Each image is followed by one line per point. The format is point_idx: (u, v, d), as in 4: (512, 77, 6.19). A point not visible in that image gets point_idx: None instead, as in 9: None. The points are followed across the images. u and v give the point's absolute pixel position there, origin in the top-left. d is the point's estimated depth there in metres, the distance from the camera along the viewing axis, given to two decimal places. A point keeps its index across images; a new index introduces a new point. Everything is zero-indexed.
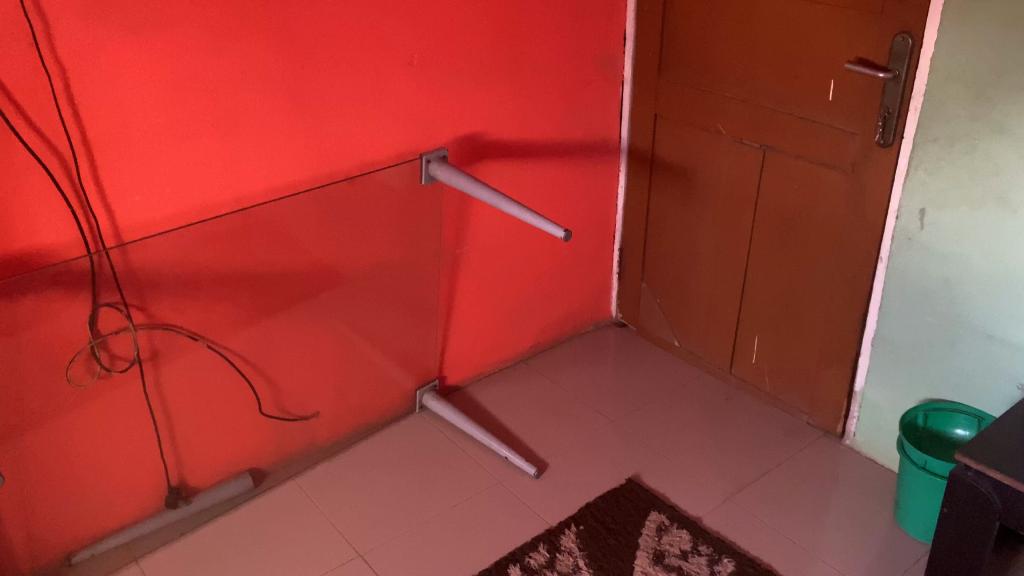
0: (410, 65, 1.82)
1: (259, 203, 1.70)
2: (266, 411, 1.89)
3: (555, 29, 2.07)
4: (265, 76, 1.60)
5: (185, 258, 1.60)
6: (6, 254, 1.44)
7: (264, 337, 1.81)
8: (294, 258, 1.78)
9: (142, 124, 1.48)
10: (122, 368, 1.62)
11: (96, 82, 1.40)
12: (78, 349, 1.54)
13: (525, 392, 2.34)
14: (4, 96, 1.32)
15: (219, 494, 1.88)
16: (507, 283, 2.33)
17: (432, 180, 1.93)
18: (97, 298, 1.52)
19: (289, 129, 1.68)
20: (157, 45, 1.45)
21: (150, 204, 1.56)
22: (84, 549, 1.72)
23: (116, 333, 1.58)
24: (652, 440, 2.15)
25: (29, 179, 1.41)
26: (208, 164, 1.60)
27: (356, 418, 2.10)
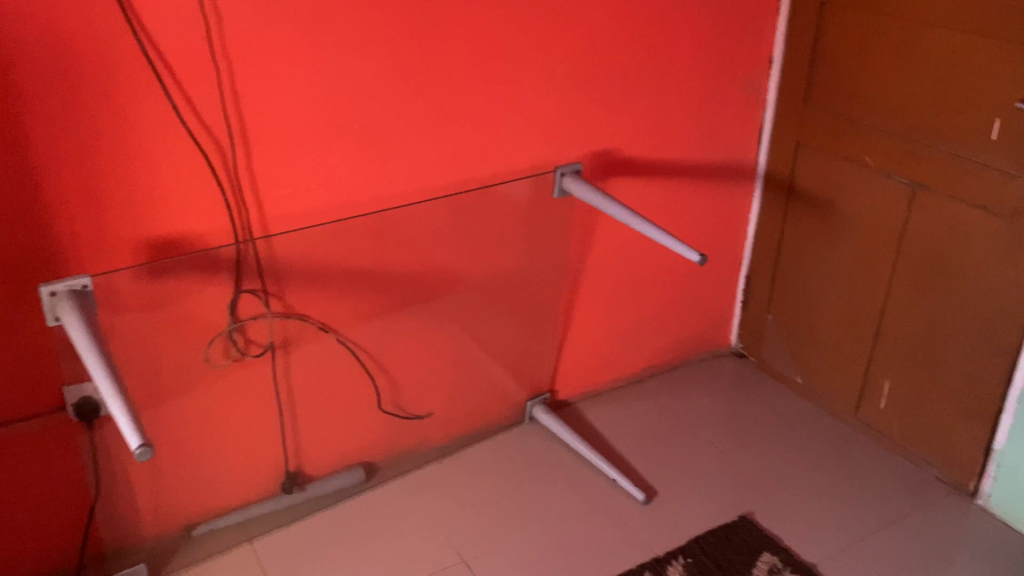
0: (553, 78, 1.82)
1: (397, 204, 1.74)
2: (383, 407, 1.93)
3: (702, 49, 2.03)
4: (414, 81, 1.63)
5: (323, 252, 1.66)
6: (164, 237, 1.51)
7: (387, 335, 1.85)
8: (423, 260, 1.81)
9: (296, 122, 1.54)
10: (255, 353, 1.69)
11: (259, 80, 1.47)
12: (217, 331, 1.61)
13: (637, 414, 2.30)
14: (177, 88, 1.40)
15: (332, 483, 1.93)
16: (629, 302, 2.30)
17: (564, 193, 1.93)
18: (240, 285, 1.59)
19: (431, 135, 1.71)
20: (317, 47, 1.50)
21: (297, 197, 1.62)
22: (203, 523, 1.79)
23: (253, 319, 1.65)
24: (766, 478, 2.07)
25: (191, 167, 1.48)
26: (353, 164, 1.65)
27: (467, 423, 2.12)
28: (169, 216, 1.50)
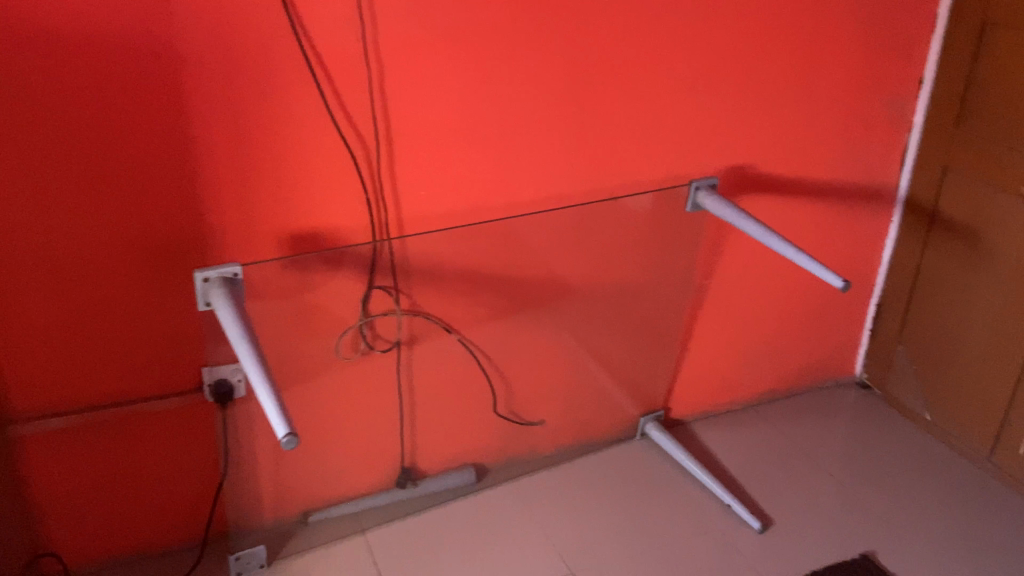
0: (694, 91, 1.79)
1: (529, 211, 1.74)
2: (498, 411, 1.94)
3: (850, 66, 1.95)
4: (556, 88, 1.63)
5: (454, 254, 1.68)
6: (306, 230, 1.56)
7: (508, 339, 1.86)
8: (548, 266, 1.81)
9: (439, 124, 1.56)
10: (382, 349, 1.72)
11: (407, 82, 1.49)
12: (348, 325, 1.65)
13: (753, 439, 2.24)
14: (330, 87, 1.44)
15: (445, 482, 1.94)
16: (753, 323, 2.23)
17: (696, 207, 1.89)
18: (373, 281, 1.62)
19: (568, 143, 1.71)
20: (465, 51, 1.51)
21: (433, 199, 1.64)
22: (318, 510, 1.82)
23: (382, 315, 1.68)
24: (890, 517, 1.98)
25: (336, 164, 1.52)
26: (490, 169, 1.66)
27: (578, 433, 2.10)
28: (312, 211, 1.54)
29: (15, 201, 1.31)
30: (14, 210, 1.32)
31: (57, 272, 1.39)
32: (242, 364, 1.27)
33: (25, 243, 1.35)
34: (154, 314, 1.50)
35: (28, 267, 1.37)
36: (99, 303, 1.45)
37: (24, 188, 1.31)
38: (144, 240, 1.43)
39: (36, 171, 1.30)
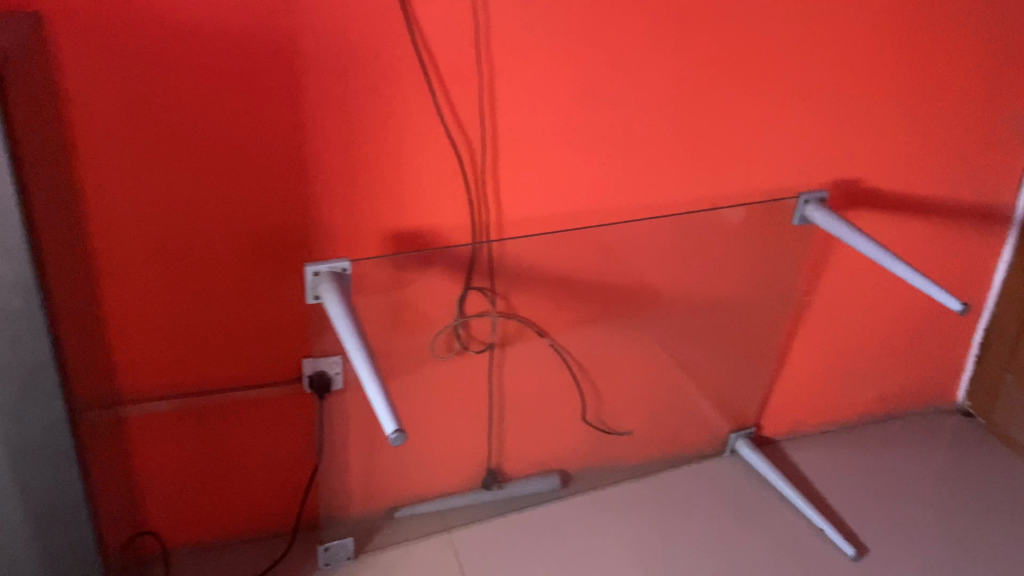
0: (805, 102, 1.74)
1: (629, 218, 1.72)
2: (587, 418, 1.93)
3: (971, 80, 1.87)
4: (665, 96, 1.61)
5: (553, 259, 1.67)
6: (409, 228, 1.57)
7: (600, 345, 1.85)
8: (646, 275, 1.79)
9: (545, 129, 1.55)
10: (476, 349, 1.73)
11: (516, 85, 1.49)
12: (445, 325, 1.66)
13: (847, 461, 2.17)
14: (441, 89, 1.45)
15: (530, 486, 1.94)
16: (852, 343, 2.16)
17: (803, 221, 1.84)
18: (470, 281, 1.63)
19: (673, 152, 1.68)
20: (576, 56, 1.50)
21: (535, 202, 1.64)
22: (405, 506, 1.84)
23: (478, 316, 1.69)
24: (993, 552, 1.89)
25: (442, 165, 1.53)
26: (593, 174, 1.64)
27: (665, 445, 2.08)
28: (417, 211, 1.56)
29: (137, 190, 1.36)
30: (136, 198, 1.37)
31: (172, 260, 1.44)
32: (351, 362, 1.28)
33: (144, 230, 1.40)
34: (262, 304, 1.54)
35: (145, 254, 1.42)
36: (210, 291, 1.49)
37: (146, 178, 1.36)
38: (256, 231, 1.47)
39: (158, 161, 1.35)
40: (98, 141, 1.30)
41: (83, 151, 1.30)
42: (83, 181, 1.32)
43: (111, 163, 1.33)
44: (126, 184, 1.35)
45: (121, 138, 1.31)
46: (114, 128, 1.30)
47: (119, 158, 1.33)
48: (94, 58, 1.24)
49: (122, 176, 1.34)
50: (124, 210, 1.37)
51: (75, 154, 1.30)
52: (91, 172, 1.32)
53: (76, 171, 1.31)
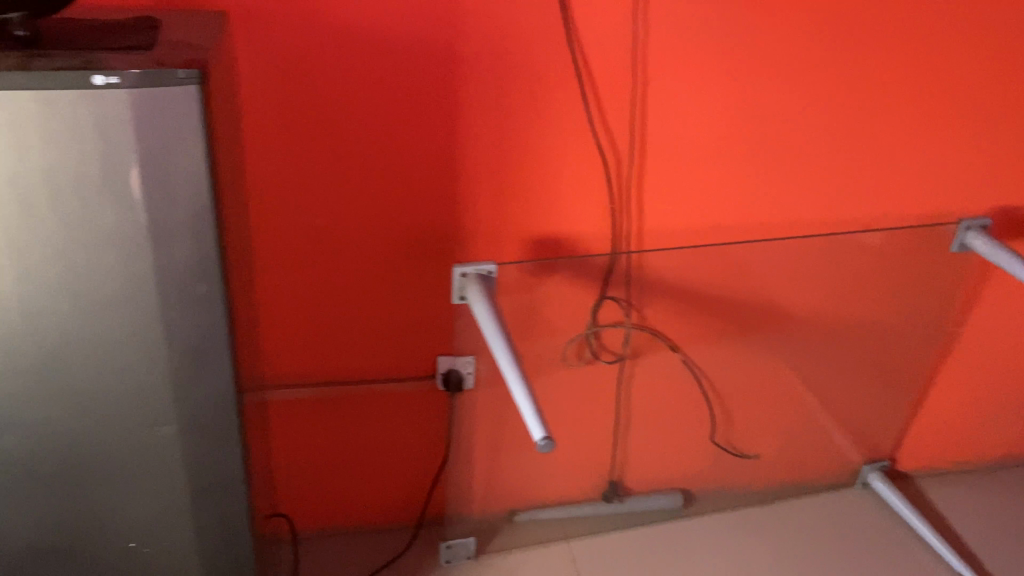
0: (974, 125, 1.64)
1: (774, 236, 1.67)
2: (715, 438, 1.90)
3: None
4: (823, 112, 1.55)
5: (691, 274, 1.64)
6: (550, 234, 1.58)
7: (733, 364, 1.81)
8: (786, 294, 1.74)
9: (695, 141, 1.52)
10: (608, 359, 1.71)
11: (670, 96, 1.47)
12: (578, 332, 1.65)
13: (989, 505, 2.05)
14: (594, 96, 1.44)
15: (652, 502, 1.92)
16: (1003, 380, 2.03)
17: (962, 248, 1.76)
18: (606, 291, 1.61)
19: (827, 171, 1.62)
20: (734, 69, 1.46)
21: (678, 216, 1.61)
22: (525, 511, 1.85)
23: (611, 326, 1.67)
24: None
25: (588, 173, 1.52)
26: (739, 190, 1.60)
27: (792, 472, 2.02)
28: (559, 217, 1.56)
29: (297, 184, 1.42)
30: (296, 192, 1.42)
31: (324, 253, 1.49)
32: (496, 360, 1.31)
33: (301, 223, 1.45)
34: (405, 301, 1.57)
35: (301, 246, 1.47)
36: (358, 286, 1.54)
37: (307, 173, 1.41)
38: (405, 230, 1.50)
39: (319, 157, 1.40)
40: (266, 135, 1.36)
41: (251, 145, 1.36)
42: (251, 174, 1.39)
43: (276, 158, 1.39)
44: (288, 178, 1.41)
45: (287, 133, 1.37)
46: (281, 124, 1.36)
47: (283, 153, 1.38)
48: (268, 56, 1.29)
49: (285, 169, 1.40)
50: (284, 203, 1.43)
51: (246, 146, 1.36)
52: (258, 165, 1.38)
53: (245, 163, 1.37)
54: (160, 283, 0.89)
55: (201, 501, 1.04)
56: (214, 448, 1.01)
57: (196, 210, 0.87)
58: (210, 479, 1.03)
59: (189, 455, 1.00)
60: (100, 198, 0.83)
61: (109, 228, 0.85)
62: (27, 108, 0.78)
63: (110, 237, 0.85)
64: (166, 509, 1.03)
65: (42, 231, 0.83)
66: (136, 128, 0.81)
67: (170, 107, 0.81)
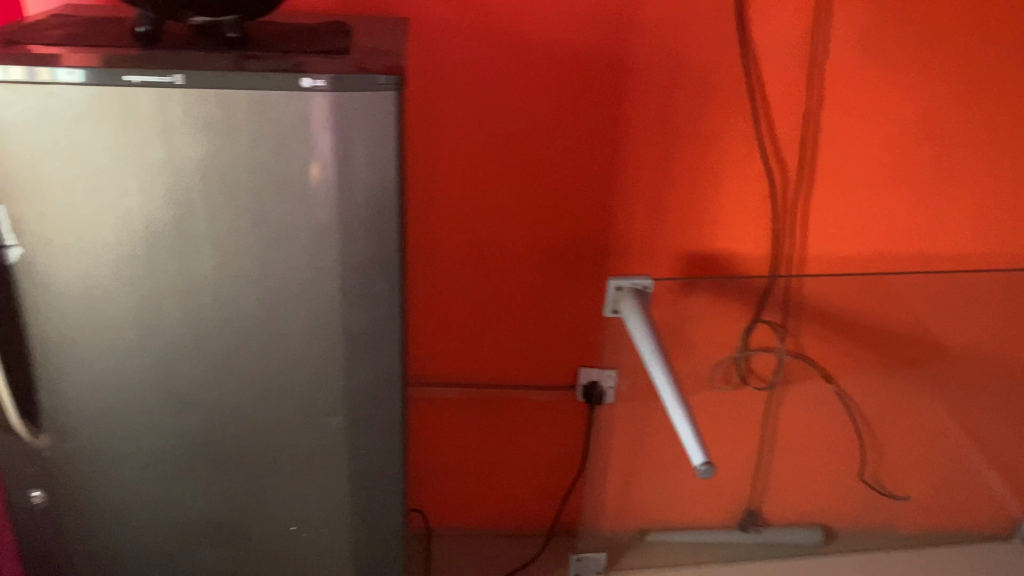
0: None
1: (945, 266, 1.58)
2: (862, 475, 1.81)
3: None
4: (1009, 136, 1.45)
5: (850, 302, 1.57)
6: (706, 252, 1.53)
7: (888, 399, 1.73)
8: (950, 327, 1.65)
9: (866, 162, 1.45)
10: (756, 385, 1.67)
11: (842, 113, 1.41)
12: (727, 355, 1.61)
13: None
14: (762, 111, 1.40)
15: (790, 536, 1.85)
16: None
17: None
18: (759, 314, 1.57)
19: (1009, 199, 1.51)
20: (913, 87, 1.39)
21: (842, 240, 1.53)
22: (657, 531, 1.82)
23: (762, 350, 1.62)
24: None
25: (750, 190, 1.47)
26: (910, 216, 1.52)
27: (945, 519, 1.90)
28: (716, 235, 1.52)
29: (461, 189, 1.44)
30: (459, 196, 1.45)
31: (481, 258, 1.51)
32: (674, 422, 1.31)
33: (462, 228, 1.48)
34: (555, 310, 1.57)
35: (459, 250, 1.50)
36: (510, 293, 1.55)
37: (471, 179, 1.43)
38: (561, 240, 1.50)
39: (484, 163, 1.42)
40: (435, 140, 1.39)
41: (420, 148, 1.40)
42: (418, 177, 1.43)
43: (442, 162, 1.42)
44: (453, 183, 1.44)
45: (455, 139, 1.40)
46: (450, 129, 1.39)
47: (450, 158, 1.41)
48: (443, 61, 1.33)
49: (450, 174, 1.43)
50: (446, 207, 1.46)
51: (414, 149, 1.40)
52: (425, 168, 1.42)
53: (413, 166, 1.41)
54: (343, 279, 0.92)
55: (359, 492, 1.06)
56: (377, 442, 1.03)
57: (383, 211, 0.89)
58: (370, 472, 1.05)
59: (353, 446, 1.03)
60: (298, 195, 0.87)
61: (302, 223, 0.89)
62: (240, 107, 0.83)
63: (303, 232, 0.89)
64: (326, 497, 1.06)
65: (243, 224, 0.88)
66: (336, 129, 0.85)
67: (369, 110, 0.84)
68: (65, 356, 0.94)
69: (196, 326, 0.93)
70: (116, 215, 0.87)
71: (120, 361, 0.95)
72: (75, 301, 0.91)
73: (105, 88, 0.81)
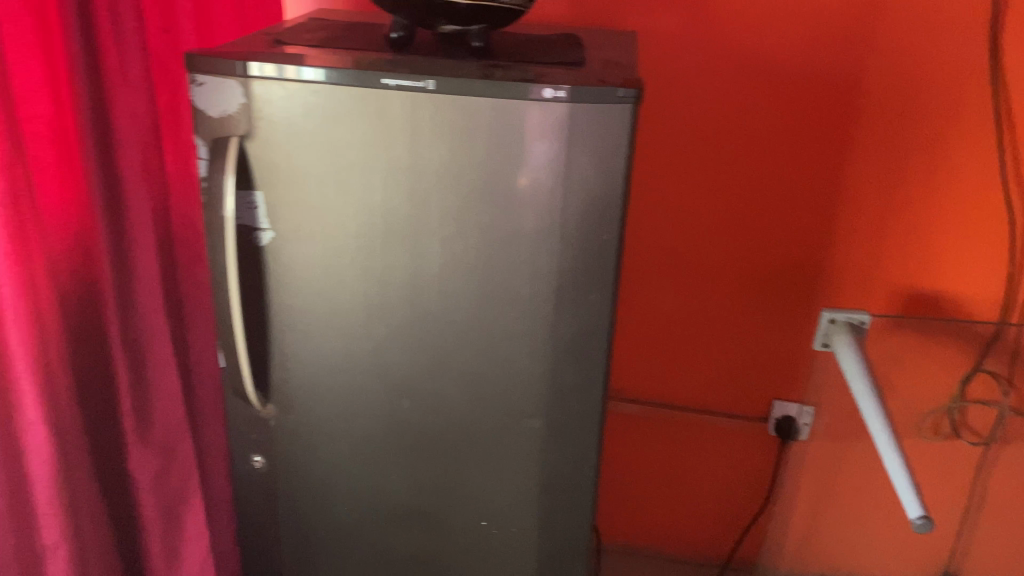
0: None
1: None
2: None
3: None
4: None
5: None
6: (925, 291, 1.44)
7: None
8: None
9: None
10: (969, 441, 1.53)
11: None
12: (937, 404, 1.49)
13: None
14: (1008, 141, 1.31)
15: None
16: None
17: None
18: (981, 361, 1.45)
19: None
20: None
21: None
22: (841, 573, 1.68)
23: (981, 403, 1.49)
24: None
25: (984, 226, 1.37)
26: None
27: None
28: (939, 274, 1.42)
29: (680, 207, 1.44)
30: (678, 213, 1.45)
31: (692, 278, 1.50)
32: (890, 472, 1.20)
33: (674, 246, 1.48)
34: (761, 339, 1.53)
35: (670, 268, 1.49)
36: (717, 317, 1.52)
37: (692, 196, 1.43)
38: (776, 267, 1.46)
39: (704, 182, 1.42)
40: (661, 155, 1.41)
41: (640, 162, 1.41)
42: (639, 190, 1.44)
43: (665, 177, 1.42)
44: (673, 199, 1.44)
45: (681, 155, 1.40)
46: (676, 145, 1.40)
47: (673, 175, 1.42)
48: (676, 75, 1.34)
49: (670, 191, 1.43)
50: (660, 222, 1.46)
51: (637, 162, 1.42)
52: (646, 182, 1.43)
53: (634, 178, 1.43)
54: (560, 286, 0.94)
55: (549, 498, 1.08)
56: (572, 450, 1.04)
57: (608, 222, 0.90)
58: (563, 479, 1.06)
59: (550, 451, 1.04)
60: (529, 201, 0.89)
61: (530, 230, 0.91)
62: (483, 113, 0.86)
63: (529, 238, 0.91)
64: (518, 499, 1.08)
65: (472, 226, 0.91)
66: (570, 139, 0.86)
67: (605, 123, 0.85)
68: (298, 335, 1.01)
69: (419, 319, 0.97)
70: (358, 209, 0.93)
71: (349, 347, 1.01)
72: (312, 285, 0.98)
73: (362, 89, 0.87)
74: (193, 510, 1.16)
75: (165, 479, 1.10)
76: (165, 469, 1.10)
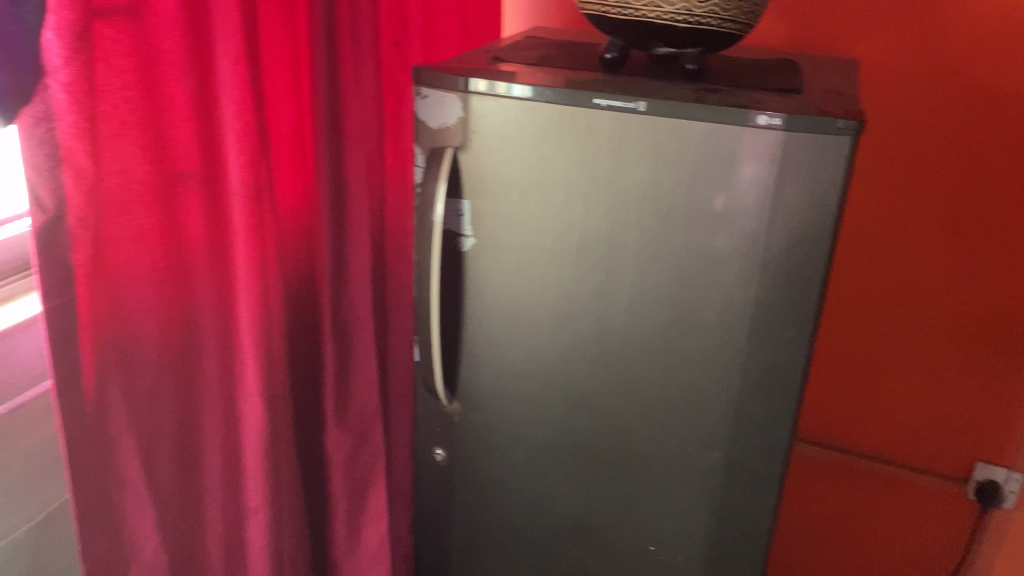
0: None
1: None
2: None
3: None
4: None
5: None
6: None
7: None
8: None
9: None
10: None
11: None
12: None
13: None
14: None
15: None
16: None
17: None
18: None
19: None
20: None
21: None
22: None
23: None
24: None
25: None
26: None
27: None
28: None
29: (897, 246, 1.38)
30: (895, 252, 1.38)
31: (903, 322, 1.42)
32: None
33: (887, 286, 1.41)
34: (976, 395, 1.41)
35: (880, 309, 1.43)
36: (928, 365, 1.43)
37: (912, 236, 1.36)
38: (1000, 319, 1.35)
39: (927, 221, 1.35)
40: (881, 189, 1.36)
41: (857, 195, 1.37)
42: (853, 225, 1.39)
43: (883, 213, 1.37)
44: (891, 237, 1.38)
45: (902, 190, 1.34)
46: (898, 180, 1.34)
47: (891, 211, 1.36)
48: (903, 106, 1.30)
49: (887, 228, 1.37)
50: (874, 260, 1.40)
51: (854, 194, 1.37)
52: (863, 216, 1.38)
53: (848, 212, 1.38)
54: (755, 318, 0.91)
55: (723, 532, 1.05)
56: (750, 486, 1.01)
57: (816, 255, 0.87)
58: (739, 515, 1.03)
59: (728, 484, 1.02)
60: (730, 228, 0.88)
61: (731, 257, 0.89)
62: (693, 136, 0.86)
63: (727, 266, 0.90)
64: (690, 527, 1.06)
65: (671, 250, 0.91)
66: (781, 166, 0.84)
67: (820, 152, 0.82)
68: (490, 340, 1.05)
69: (610, 336, 0.98)
70: (560, 224, 0.95)
71: (538, 356, 1.04)
72: (508, 293, 1.01)
73: (573, 107, 0.89)
74: (376, 493, 1.22)
75: (355, 461, 1.17)
76: (357, 450, 1.17)
